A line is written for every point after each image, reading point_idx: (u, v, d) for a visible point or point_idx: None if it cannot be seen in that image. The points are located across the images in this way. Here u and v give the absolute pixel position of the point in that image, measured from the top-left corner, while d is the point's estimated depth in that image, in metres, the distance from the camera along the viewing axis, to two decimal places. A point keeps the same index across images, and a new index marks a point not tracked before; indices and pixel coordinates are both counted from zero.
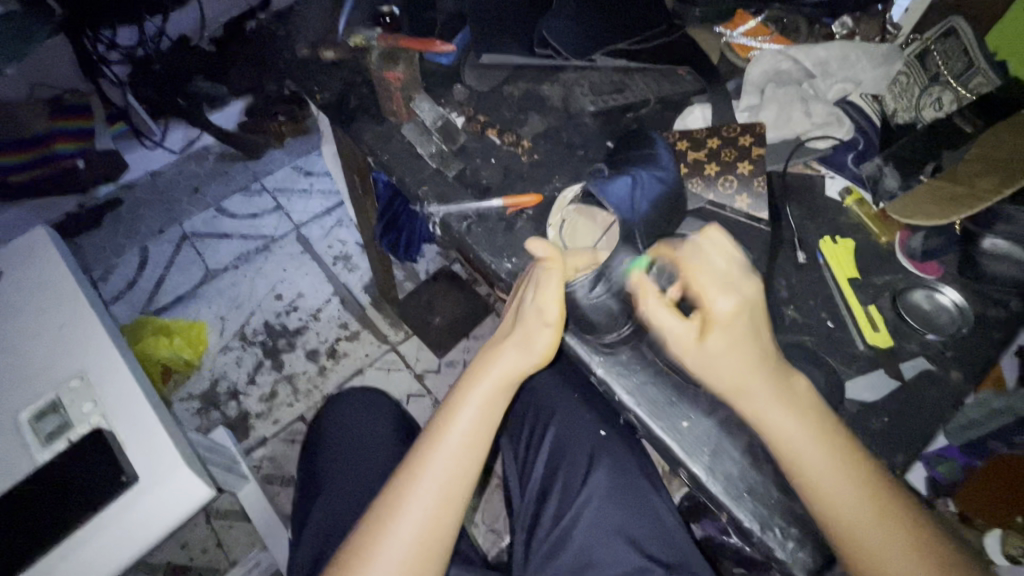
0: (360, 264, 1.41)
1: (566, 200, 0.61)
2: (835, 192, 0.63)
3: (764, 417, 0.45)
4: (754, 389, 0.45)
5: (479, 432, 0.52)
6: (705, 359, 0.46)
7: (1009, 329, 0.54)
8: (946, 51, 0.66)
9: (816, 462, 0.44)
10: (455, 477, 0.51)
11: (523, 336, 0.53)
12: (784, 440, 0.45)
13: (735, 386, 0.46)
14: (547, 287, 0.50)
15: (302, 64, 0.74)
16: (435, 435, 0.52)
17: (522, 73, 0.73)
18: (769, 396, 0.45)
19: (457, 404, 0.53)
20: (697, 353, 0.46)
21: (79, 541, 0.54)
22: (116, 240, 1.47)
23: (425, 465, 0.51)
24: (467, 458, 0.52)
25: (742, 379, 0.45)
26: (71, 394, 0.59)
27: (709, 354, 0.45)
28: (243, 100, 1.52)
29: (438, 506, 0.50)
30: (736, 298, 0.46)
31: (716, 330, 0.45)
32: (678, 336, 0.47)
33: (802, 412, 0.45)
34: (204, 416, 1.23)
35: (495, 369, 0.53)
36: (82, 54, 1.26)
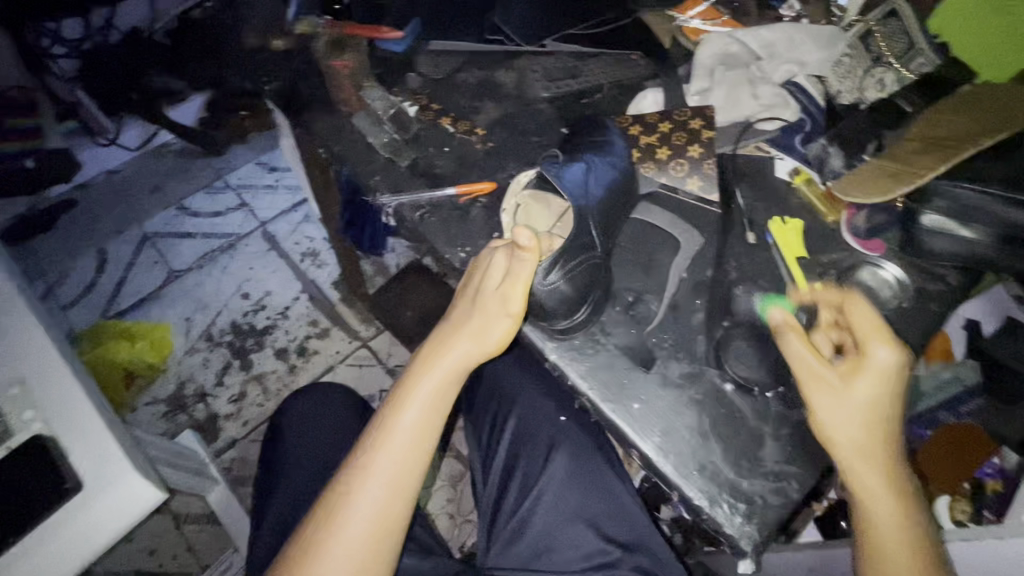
0: (329, 260, 1.38)
1: (518, 185, 0.60)
2: (784, 173, 0.64)
3: (857, 470, 0.47)
4: (878, 447, 0.47)
5: (429, 423, 0.52)
6: (846, 404, 0.47)
7: (945, 304, 0.57)
8: (888, 33, 0.69)
9: (880, 508, 0.47)
10: (405, 469, 0.51)
11: (481, 325, 0.52)
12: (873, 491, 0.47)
13: (866, 441, 0.47)
14: (519, 276, 0.50)
15: (249, 53, 0.72)
16: (383, 428, 0.52)
17: (476, 60, 0.72)
18: (874, 444, 0.47)
19: (407, 396, 0.52)
20: (838, 398, 0.47)
21: (23, 552, 0.53)
22: (71, 244, 1.39)
23: (374, 458, 0.51)
24: (418, 449, 0.52)
25: (865, 440, 0.46)
26: (10, 401, 0.57)
27: (852, 401, 0.47)
28: (202, 94, 1.42)
29: (387, 499, 0.50)
30: (894, 349, 0.48)
31: (865, 373, 0.47)
32: (818, 374, 0.47)
33: (885, 464, 0.47)
34: (170, 420, 1.20)
35: (448, 359, 0.53)
36: (25, 48, 1.31)
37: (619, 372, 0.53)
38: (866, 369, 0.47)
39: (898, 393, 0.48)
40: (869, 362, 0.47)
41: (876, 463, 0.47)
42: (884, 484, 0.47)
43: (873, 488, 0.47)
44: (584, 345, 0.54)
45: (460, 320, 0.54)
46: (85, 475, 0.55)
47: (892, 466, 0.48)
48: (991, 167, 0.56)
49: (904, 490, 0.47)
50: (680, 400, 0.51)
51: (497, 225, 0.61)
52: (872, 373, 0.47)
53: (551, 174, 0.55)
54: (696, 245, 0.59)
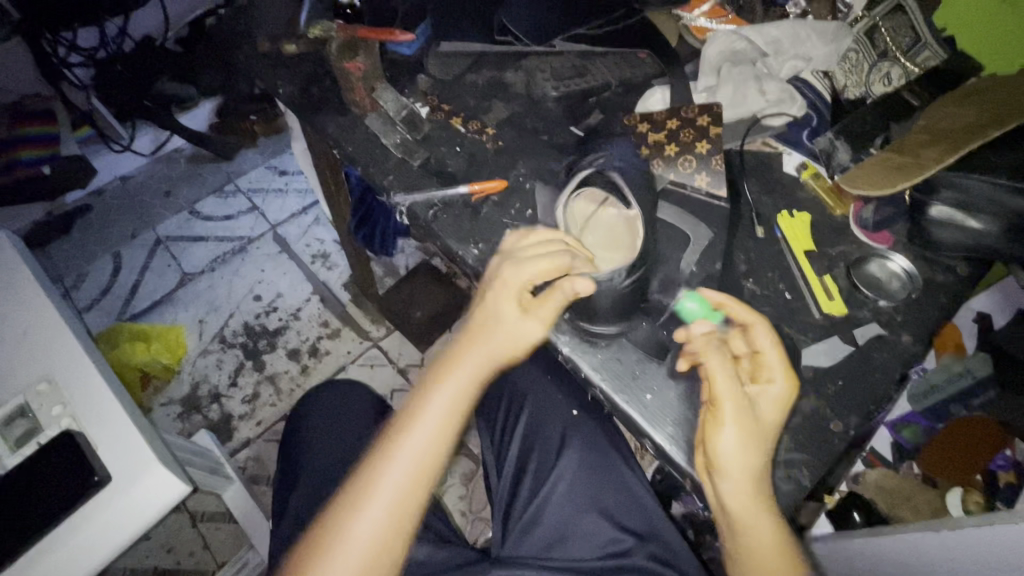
0: (339, 262, 1.40)
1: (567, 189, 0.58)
2: (792, 167, 0.65)
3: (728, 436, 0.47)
4: (766, 476, 0.48)
5: (448, 428, 0.53)
6: (757, 427, 0.48)
7: (954, 294, 0.57)
8: (894, 27, 0.69)
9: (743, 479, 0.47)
10: (428, 456, 0.52)
11: (506, 339, 0.53)
12: (758, 526, 0.47)
13: (757, 469, 0.47)
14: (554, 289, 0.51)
15: (264, 58, 0.74)
16: (408, 418, 0.53)
17: (485, 61, 0.73)
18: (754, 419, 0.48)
19: (433, 388, 0.54)
20: (748, 419, 0.47)
21: (53, 544, 0.54)
22: (88, 247, 1.42)
23: (395, 456, 0.52)
24: (441, 438, 0.53)
25: (750, 428, 0.47)
26: (39, 398, 0.59)
27: (763, 421, 0.48)
28: (212, 101, 1.52)
29: (402, 496, 0.51)
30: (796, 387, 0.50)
31: (775, 404, 0.48)
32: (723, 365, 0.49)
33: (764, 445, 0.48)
34: (185, 420, 1.22)
35: (474, 354, 0.53)
36: (40, 55, 1.30)
37: (629, 364, 0.54)
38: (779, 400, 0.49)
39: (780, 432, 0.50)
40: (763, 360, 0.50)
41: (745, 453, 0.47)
42: (767, 517, 0.47)
43: (760, 522, 0.47)
44: (596, 337, 0.55)
45: (481, 330, 0.54)
46: (112, 469, 0.57)
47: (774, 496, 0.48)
48: (1006, 155, 0.56)
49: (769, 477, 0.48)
50: (691, 391, 0.52)
51: (508, 221, 0.62)
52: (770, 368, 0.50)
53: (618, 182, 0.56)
54: (703, 240, 0.59)
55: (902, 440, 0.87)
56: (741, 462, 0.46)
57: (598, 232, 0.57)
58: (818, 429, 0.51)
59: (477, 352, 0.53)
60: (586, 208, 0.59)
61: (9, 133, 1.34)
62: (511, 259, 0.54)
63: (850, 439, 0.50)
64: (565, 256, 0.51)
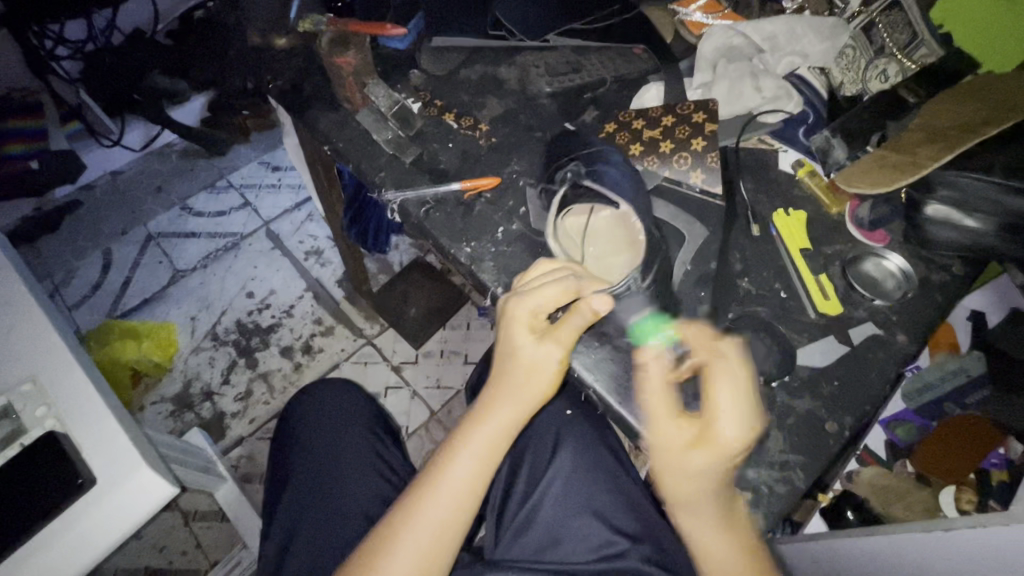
0: (332, 259, 1.39)
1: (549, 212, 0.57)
2: (789, 165, 0.64)
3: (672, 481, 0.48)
4: (706, 506, 0.46)
5: (481, 471, 0.52)
6: (681, 470, 0.46)
7: (950, 293, 0.57)
8: (890, 24, 0.69)
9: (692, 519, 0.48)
10: (459, 507, 0.52)
11: (529, 383, 0.52)
12: (706, 546, 0.47)
13: (690, 496, 0.47)
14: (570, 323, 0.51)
15: (253, 52, 0.73)
16: (439, 468, 0.53)
17: (478, 56, 0.72)
18: (689, 471, 0.46)
19: (465, 438, 0.53)
20: (671, 455, 0.47)
21: (38, 547, 0.53)
22: (78, 243, 1.41)
23: (427, 500, 0.51)
24: (472, 490, 0.52)
25: (681, 476, 0.47)
26: (23, 398, 0.58)
27: (687, 465, 0.46)
28: (204, 95, 1.48)
29: (436, 539, 0.50)
30: (744, 428, 0.45)
31: (706, 448, 0.45)
32: (666, 418, 0.47)
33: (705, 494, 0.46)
34: (177, 419, 1.21)
35: (502, 406, 0.53)
36: (28, 49, 1.26)
37: (623, 365, 0.53)
38: (708, 443, 0.45)
39: (738, 465, 0.46)
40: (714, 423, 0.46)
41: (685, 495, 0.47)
42: (721, 538, 0.46)
43: (708, 542, 0.47)
44: (590, 337, 0.54)
45: (507, 369, 0.54)
46: (97, 471, 0.56)
47: (730, 519, 0.47)
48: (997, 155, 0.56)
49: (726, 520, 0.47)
50: (686, 391, 0.52)
51: (502, 220, 0.61)
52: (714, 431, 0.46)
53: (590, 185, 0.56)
54: (698, 238, 0.59)
55: (895, 438, 0.85)
56: (670, 488, 0.48)
57: (597, 241, 0.58)
58: (811, 430, 0.50)
59: (509, 394, 0.53)
60: (579, 221, 0.59)
61: None
62: (521, 288, 0.54)
63: (844, 439, 0.50)
64: (570, 280, 0.52)
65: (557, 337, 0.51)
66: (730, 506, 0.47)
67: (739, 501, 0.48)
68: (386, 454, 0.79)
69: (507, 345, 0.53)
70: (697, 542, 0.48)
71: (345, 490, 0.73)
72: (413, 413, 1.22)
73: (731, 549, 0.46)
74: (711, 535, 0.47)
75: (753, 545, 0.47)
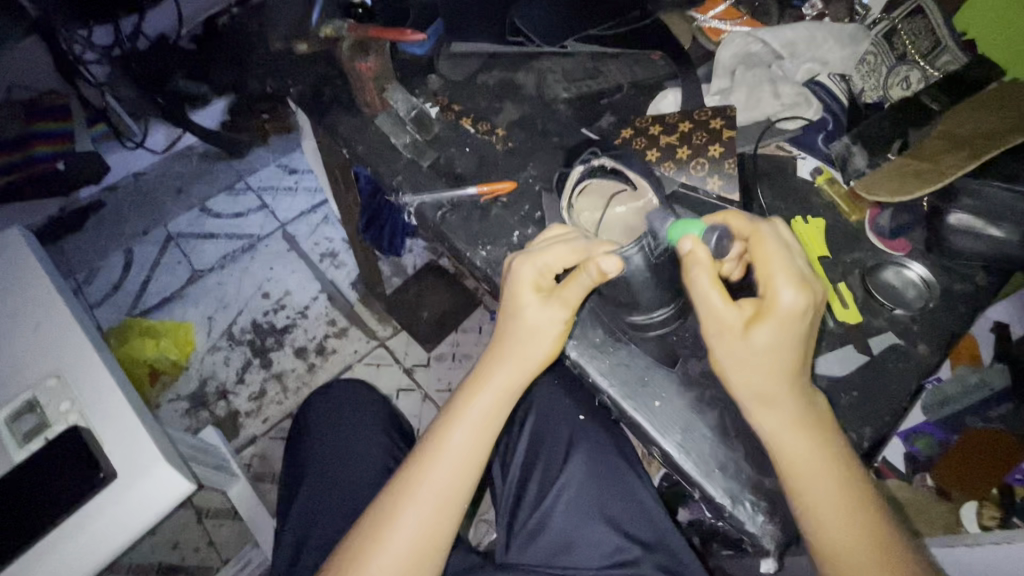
0: (347, 261, 1.40)
1: (572, 184, 0.59)
2: (806, 173, 0.64)
3: (746, 379, 0.45)
4: (781, 397, 0.44)
5: (477, 443, 0.53)
6: (744, 356, 0.44)
7: (974, 304, 0.56)
8: (912, 31, 0.68)
9: (776, 419, 0.45)
10: (453, 489, 0.52)
11: (528, 347, 0.52)
12: (787, 450, 0.45)
13: (763, 391, 0.45)
14: (579, 282, 0.50)
15: (276, 57, 0.74)
16: (432, 448, 0.53)
17: (496, 62, 0.73)
18: (768, 357, 0.44)
19: (458, 419, 0.53)
20: (736, 340, 0.44)
21: (62, 538, 0.55)
22: (100, 243, 1.44)
23: (423, 476, 0.52)
24: (465, 471, 0.53)
25: (768, 369, 0.44)
26: (48, 393, 0.60)
27: (752, 349, 0.44)
28: (224, 99, 1.50)
29: (435, 514, 0.52)
30: (805, 289, 0.43)
31: (770, 323, 0.43)
32: (726, 318, 0.44)
33: (789, 381, 0.44)
34: (193, 417, 1.23)
35: (493, 381, 0.53)
36: (58, 54, 1.31)
37: (638, 371, 0.53)
38: (770, 318, 0.43)
39: (805, 335, 0.44)
40: (777, 309, 0.43)
41: (768, 386, 0.44)
42: (801, 439, 0.45)
43: (791, 443, 0.45)
44: (605, 342, 0.54)
45: (508, 331, 0.53)
46: (118, 465, 0.57)
47: (808, 414, 0.45)
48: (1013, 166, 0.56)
49: (808, 398, 0.46)
50: (700, 398, 0.51)
51: (518, 223, 0.61)
52: (778, 319, 0.43)
53: (609, 164, 0.58)
54: None
55: (915, 451, 0.84)
56: (740, 382, 0.45)
57: (612, 232, 0.58)
58: None
59: (507, 360, 0.53)
60: (593, 216, 0.59)
61: (23, 130, 1.33)
62: (529, 250, 0.53)
63: (864, 451, 0.49)
64: (582, 242, 0.51)
65: (564, 297, 0.50)
66: (808, 405, 0.46)
67: (814, 397, 0.46)
68: (398, 454, 0.79)
69: (510, 308, 0.52)
70: (778, 447, 0.45)
71: (357, 490, 0.73)
72: (425, 416, 1.23)
73: (810, 453, 0.45)
74: (791, 432, 0.45)
75: (833, 448, 0.45)
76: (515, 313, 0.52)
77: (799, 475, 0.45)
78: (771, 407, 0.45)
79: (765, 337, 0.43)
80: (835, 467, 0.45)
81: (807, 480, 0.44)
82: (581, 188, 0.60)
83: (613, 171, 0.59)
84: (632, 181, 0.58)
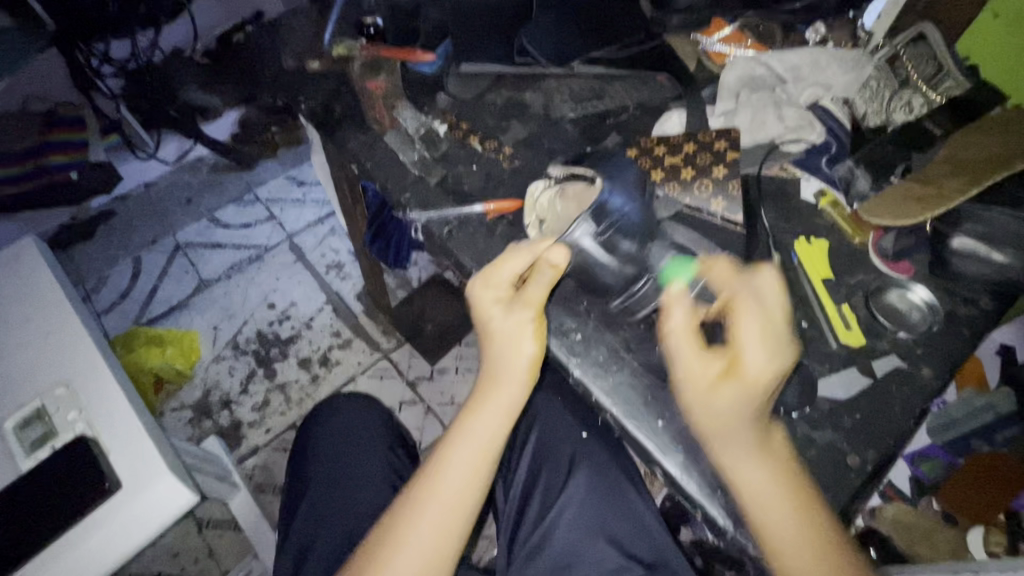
0: (352, 273, 1.42)
1: (535, 194, 0.63)
2: (810, 195, 0.64)
3: (704, 420, 0.47)
4: (737, 437, 0.46)
5: (480, 462, 0.53)
6: (711, 404, 0.47)
7: (978, 327, 0.56)
8: (915, 55, 0.70)
9: (739, 463, 0.46)
10: (456, 509, 0.52)
11: (506, 357, 0.53)
12: (741, 481, 0.46)
13: (719, 429, 0.47)
14: (535, 284, 0.52)
15: (289, 74, 0.76)
16: (434, 469, 0.54)
17: (504, 82, 0.74)
18: (729, 409, 0.46)
19: (457, 439, 0.54)
20: (700, 394, 0.47)
21: (63, 548, 0.55)
22: (110, 251, 1.46)
23: (426, 497, 0.52)
24: (469, 491, 0.53)
25: (730, 422, 0.46)
26: (56, 402, 0.60)
27: (716, 402, 0.46)
28: (237, 111, 1.54)
29: (438, 536, 0.52)
30: (775, 356, 0.46)
31: (735, 381, 0.46)
32: (699, 370, 0.47)
33: (743, 426, 0.46)
34: (195, 426, 1.23)
35: (492, 400, 0.54)
36: (73, 65, 1.31)
37: (641, 390, 0.53)
38: (736, 376, 0.46)
39: (768, 399, 0.47)
40: (744, 375, 0.46)
41: (722, 430, 0.46)
42: (759, 470, 0.45)
43: (748, 479, 0.46)
44: (608, 360, 0.54)
45: (490, 345, 0.55)
46: (123, 477, 0.58)
47: (766, 452, 0.46)
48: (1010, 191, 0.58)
49: (770, 451, 0.46)
50: None
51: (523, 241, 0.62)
52: (743, 382, 0.46)
53: (563, 172, 0.62)
54: (718, 267, 0.57)
55: (921, 475, 0.84)
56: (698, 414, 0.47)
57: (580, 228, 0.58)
58: (830, 464, 0.49)
59: (501, 370, 0.53)
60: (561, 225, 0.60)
61: (38, 139, 1.33)
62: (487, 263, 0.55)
63: (868, 475, 0.49)
64: (525, 244, 0.54)
65: (526, 299, 0.52)
66: (764, 436, 0.47)
67: (771, 430, 0.47)
68: (402, 470, 0.79)
69: (482, 323, 0.55)
70: (741, 486, 0.46)
71: (358, 506, 0.73)
72: (427, 429, 1.23)
73: (772, 486, 0.45)
74: (751, 464, 0.46)
75: (796, 484, 0.46)
76: (483, 324, 0.54)
77: (763, 509, 0.45)
78: (725, 452, 0.46)
79: (733, 395, 0.46)
80: (793, 505, 0.45)
81: (768, 515, 0.45)
82: (550, 194, 0.62)
83: (574, 176, 0.62)
84: (589, 175, 0.59)
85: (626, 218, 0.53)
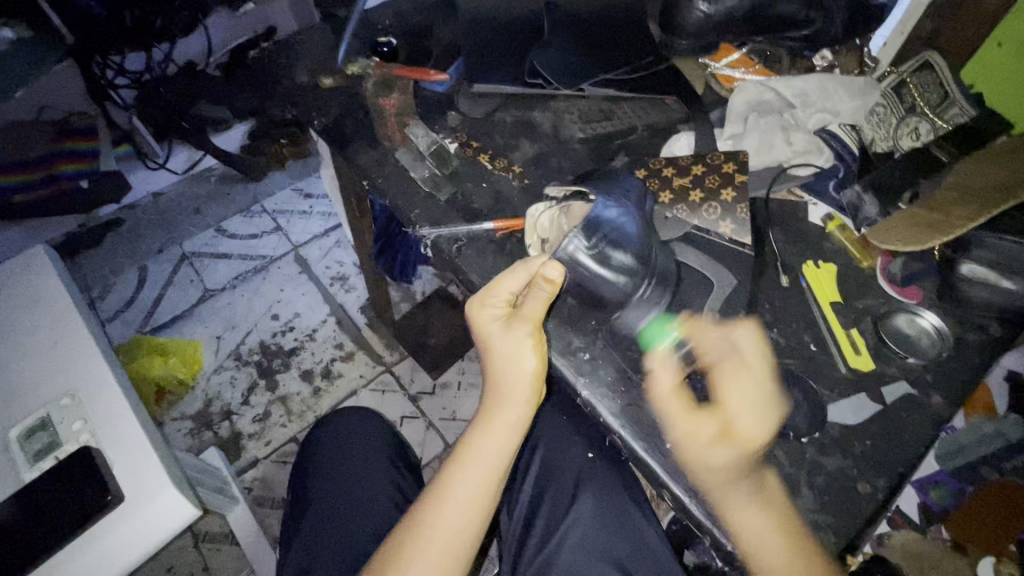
0: (357, 286, 1.42)
1: (536, 215, 0.61)
2: (818, 218, 0.65)
3: (702, 461, 0.49)
4: (735, 488, 0.47)
5: (487, 485, 0.53)
6: (706, 458, 0.49)
7: (987, 354, 0.56)
8: (922, 83, 0.70)
9: (750, 525, 0.46)
10: (461, 531, 0.52)
11: (510, 374, 0.52)
12: (745, 531, 0.46)
13: (715, 483, 0.48)
14: (532, 303, 0.51)
15: (301, 89, 0.77)
16: (439, 491, 0.53)
17: (514, 101, 0.75)
18: (725, 460, 0.48)
19: (463, 461, 0.53)
20: (697, 449, 0.49)
21: (62, 562, 0.54)
22: (117, 259, 1.47)
23: (432, 519, 0.52)
24: (472, 513, 0.52)
25: (720, 474, 0.48)
26: (60, 412, 0.60)
27: (711, 457, 0.49)
28: (247, 123, 1.56)
29: (443, 559, 0.51)
30: (764, 421, 0.50)
31: (727, 445, 0.49)
32: (696, 431, 0.50)
33: (739, 473, 0.48)
34: (196, 437, 1.22)
35: (495, 422, 0.53)
36: (91, 81, 1.34)
37: (649, 412, 0.53)
38: (732, 438, 0.49)
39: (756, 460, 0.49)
40: (739, 438, 0.49)
41: (718, 482, 0.48)
42: (761, 519, 0.46)
43: (750, 524, 0.46)
44: (616, 381, 0.54)
45: (492, 365, 0.54)
46: (126, 489, 0.57)
47: (763, 496, 0.48)
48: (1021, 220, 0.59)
49: (777, 505, 0.47)
50: None
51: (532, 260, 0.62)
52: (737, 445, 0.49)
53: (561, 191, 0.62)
54: (727, 286, 0.58)
55: (929, 500, 0.82)
56: (693, 469, 0.49)
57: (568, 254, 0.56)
58: (839, 490, 0.49)
59: (505, 390, 0.53)
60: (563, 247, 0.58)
61: (49, 148, 1.34)
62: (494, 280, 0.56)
63: (878, 502, 0.49)
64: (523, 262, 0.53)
65: (524, 315, 0.52)
66: (758, 485, 0.48)
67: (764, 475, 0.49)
68: (405, 487, 0.78)
69: (483, 344, 0.55)
70: (743, 532, 0.46)
71: (360, 525, 0.72)
72: (428, 445, 1.22)
73: (771, 530, 0.46)
74: (750, 514, 0.46)
75: (792, 526, 0.47)
76: (486, 347, 0.54)
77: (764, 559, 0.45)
78: (724, 503, 0.47)
79: (726, 453, 0.48)
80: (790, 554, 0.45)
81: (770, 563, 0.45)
82: (551, 214, 0.60)
83: (575, 195, 0.60)
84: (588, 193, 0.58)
85: (618, 231, 0.52)
